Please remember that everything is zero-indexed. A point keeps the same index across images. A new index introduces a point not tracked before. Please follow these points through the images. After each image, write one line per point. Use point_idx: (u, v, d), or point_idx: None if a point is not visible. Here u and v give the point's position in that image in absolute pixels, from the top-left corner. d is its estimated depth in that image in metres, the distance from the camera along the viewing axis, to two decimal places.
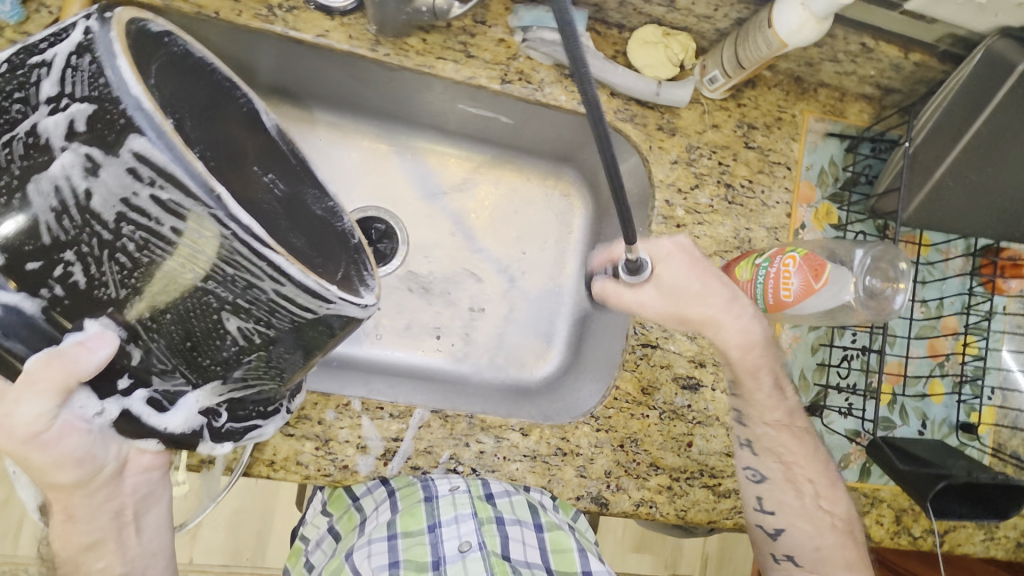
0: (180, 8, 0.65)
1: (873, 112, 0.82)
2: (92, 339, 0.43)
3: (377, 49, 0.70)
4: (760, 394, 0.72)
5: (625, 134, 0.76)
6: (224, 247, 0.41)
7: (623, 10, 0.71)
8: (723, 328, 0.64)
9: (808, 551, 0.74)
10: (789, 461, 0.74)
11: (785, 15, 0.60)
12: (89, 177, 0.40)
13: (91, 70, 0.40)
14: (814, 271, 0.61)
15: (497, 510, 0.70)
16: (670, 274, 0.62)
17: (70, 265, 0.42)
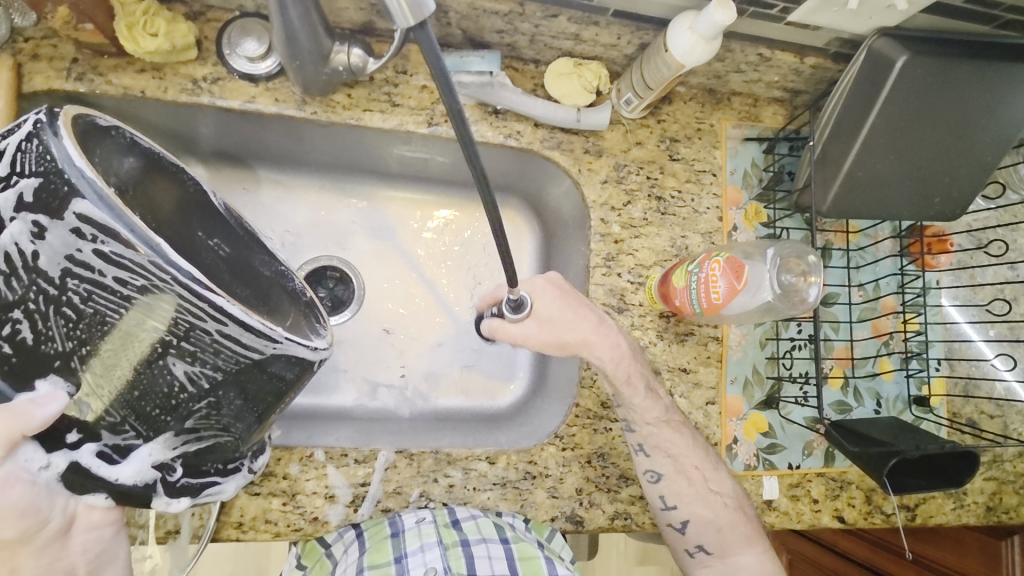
0: (107, 91, 0.67)
1: (786, 113, 0.86)
2: (43, 398, 0.45)
3: (304, 109, 0.73)
4: (637, 399, 0.74)
5: (555, 161, 0.80)
6: (168, 295, 0.45)
7: (535, 47, 0.75)
8: (595, 348, 0.72)
9: (712, 535, 0.76)
10: (676, 453, 0.75)
11: (676, 40, 0.64)
12: (36, 241, 0.43)
13: (38, 150, 0.44)
14: (736, 272, 0.64)
15: (463, 534, 0.69)
16: (548, 306, 0.71)
17: (18, 323, 0.44)
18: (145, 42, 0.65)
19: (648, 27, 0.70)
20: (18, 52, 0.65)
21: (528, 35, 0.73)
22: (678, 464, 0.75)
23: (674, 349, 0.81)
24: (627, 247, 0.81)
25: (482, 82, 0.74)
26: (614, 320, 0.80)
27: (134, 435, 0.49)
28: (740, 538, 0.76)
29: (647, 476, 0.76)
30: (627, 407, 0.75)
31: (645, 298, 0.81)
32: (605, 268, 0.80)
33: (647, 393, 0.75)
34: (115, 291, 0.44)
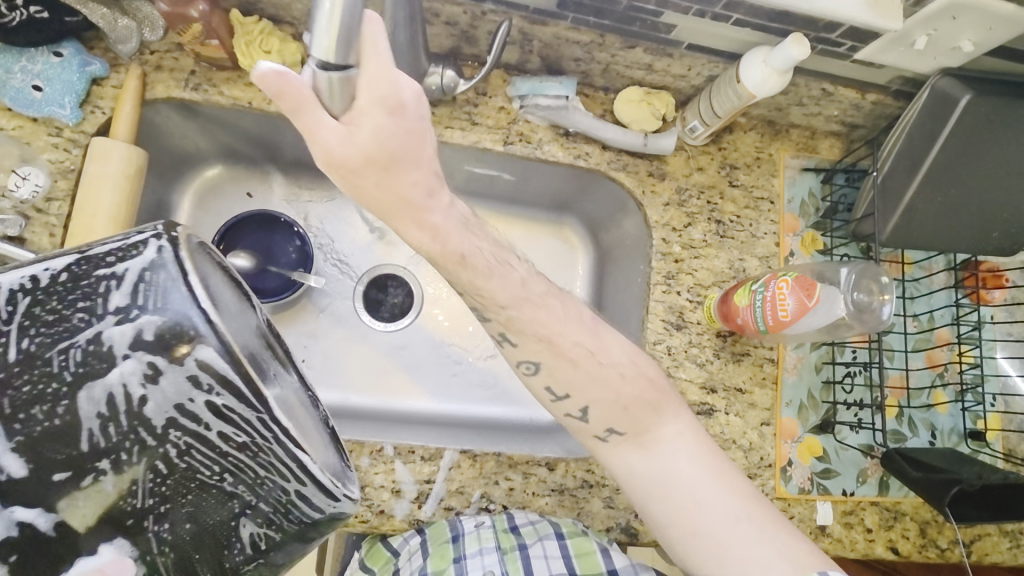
0: (217, 100, 0.74)
1: (842, 146, 0.90)
2: (110, 564, 0.39)
3: None
4: (480, 279, 0.59)
5: (620, 182, 0.84)
6: (264, 452, 0.40)
7: (608, 75, 0.80)
8: (426, 213, 0.53)
9: (618, 413, 0.66)
10: (548, 338, 0.64)
11: (750, 71, 0.68)
12: (147, 385, 0.38)
13: (165, 284, 0.38)
14: (806, 290, 0.66)
15: (521, 538, 0.70)
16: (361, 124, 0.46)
17: (102, 474, 0.38)
18: (259, 58, 0.71)
19: (719, 60, 0.75)
20: (144, 63, 0.72)
21: (603, 64, 0.77)
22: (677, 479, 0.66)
23: (731, 368, 0.83)
24: (687, 266, 0.84)
25: (558, 105, 0.79)
26: (672, 336, 0.82)
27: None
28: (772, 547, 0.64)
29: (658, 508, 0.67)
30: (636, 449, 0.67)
31: (703, 317, 0.83)
32: (665, 286, 0.83)
33: (493, 264, 0.59)
34: (212, 446, 0.39)
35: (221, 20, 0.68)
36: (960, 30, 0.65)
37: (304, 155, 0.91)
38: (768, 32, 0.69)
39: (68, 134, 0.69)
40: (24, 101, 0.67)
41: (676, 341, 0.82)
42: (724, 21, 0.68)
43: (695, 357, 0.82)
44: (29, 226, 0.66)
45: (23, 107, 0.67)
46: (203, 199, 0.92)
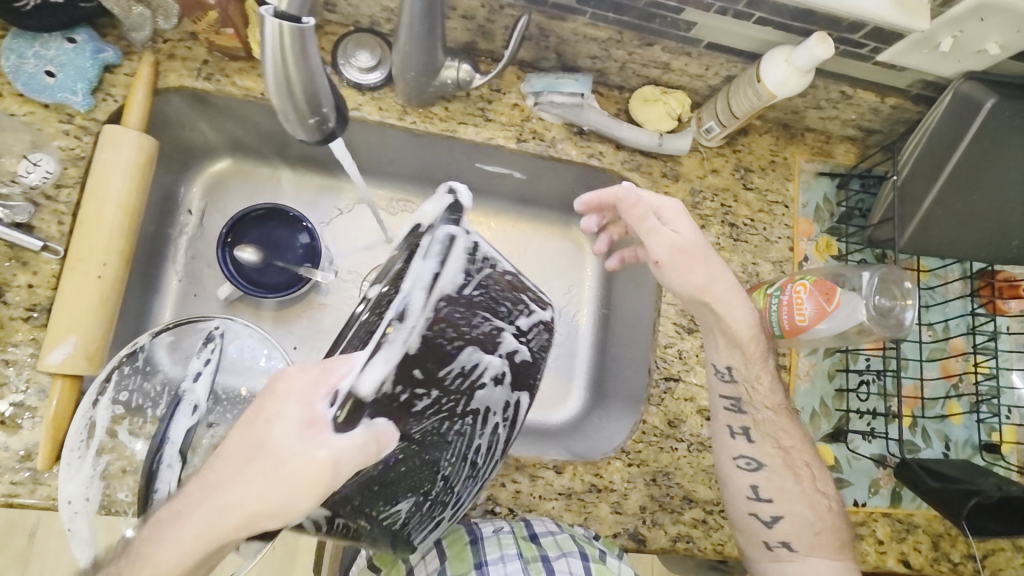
0: (230, 91, 0.73)
1: (858, 151, 0.89)
2: (382, 433, 0.45)
3: (405, 118, 0.77)
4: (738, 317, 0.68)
5: (633, 183, 0.83)
6: (482, 476, 0.67)
7: (624, 74, 0.79)
8: (730, 309, 0.68)
9: (756, 390, 0.73)
10: (716, 276, 0.67)
11: (771, 71, 0.68)
12: (493, 383, 0.60)
13: (540, 344, 0.64)
14: (825, 295, 0.64)
15: (543, 549, 0.68)
16: (663, 239, 0.66)
17: (422, 399, 0.52)
18: None
19: (738, 60, 0.74)
20: (158, 51, 0.71)
21: (620, 62, 0.77)
22: (763, 421, 0.74)
23: None
24: None
25: (573, 102, 0.78)
26: (684, 340, 0.81)
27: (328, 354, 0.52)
28: (810, 513, 0.73)
29: (736, 436, 0.74)
30: (748, 379, 0.73)
31: None
32: None
33: (750, 322, 0.69)
34: (472, 424, 0.61)
35: (237, 9, 0.67)
36: (985, 33, 0.64)
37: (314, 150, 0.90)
38: (790, 31, 0.68)
39: (79, 121, 0.68)
40: (36, 87, 0.67)
41: (688, 345, 0.81)
42: (745, 20, 0.67)
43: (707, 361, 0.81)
44: (39, 212, 0.66)
45: (35, 92, 0.67)
46: (212, 193, 0.92)
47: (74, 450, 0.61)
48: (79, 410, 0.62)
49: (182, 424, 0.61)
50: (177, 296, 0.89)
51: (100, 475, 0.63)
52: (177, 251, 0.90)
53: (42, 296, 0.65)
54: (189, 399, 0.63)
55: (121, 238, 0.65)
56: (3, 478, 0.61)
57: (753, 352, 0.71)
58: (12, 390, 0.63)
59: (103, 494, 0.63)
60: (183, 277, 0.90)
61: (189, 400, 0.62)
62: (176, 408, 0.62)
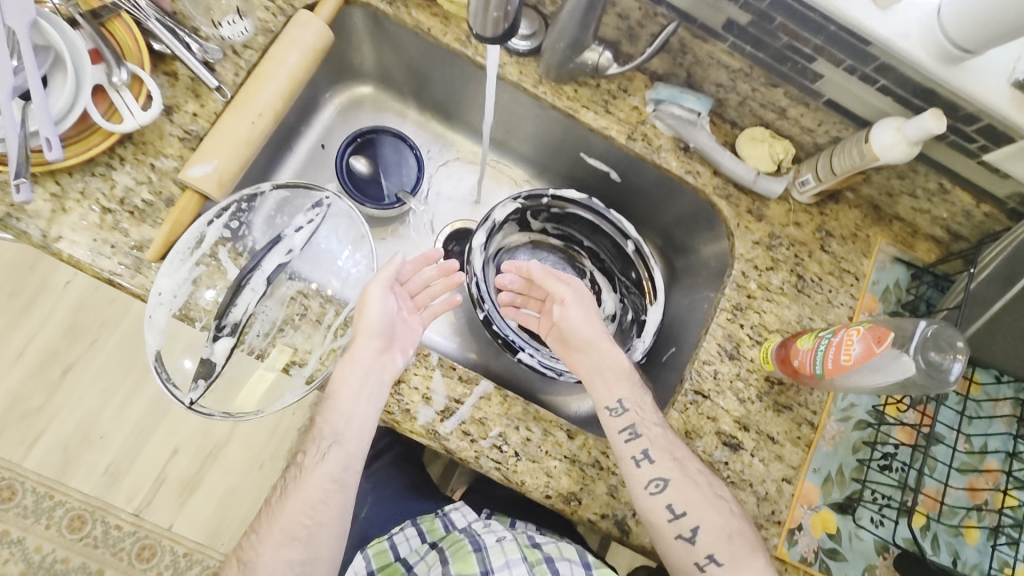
0: (404, 19, 0.84)
1: (939, 253, 0.92)
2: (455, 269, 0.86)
3: (538, 87, 0.86)
4: (646, 399, 0.80)
5: (719, 209, 0.88)
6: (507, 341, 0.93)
7: (741, 110, 0.86)
8: (605, 371, 0.83)
9: (667, 458, 0.75)
10: (606, 373, 0.83)
11: (880, 135, 0.72)
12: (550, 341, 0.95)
13: None
14: (875, 336, 0.64)
15: (546, 553, 0.78)
16: (577, 321, 0.86)
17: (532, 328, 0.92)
18: None
19: (850, 124, 0.79)
20: None
21: (742, 97, 0.83)
22: (658, 439, 0.76)
23: (769, 415, 0.83)
24: (757, 305, 0.86)
25: (689, 118, 0.85)
26: (723, 363, 0.83)
27: (585, 200, 0.96)
28: (720, 518, 0.73)
29: (640, 461, 0.75)
30: (629, 406, 0.79)
31: (758, 356, 0.84)
32: (731, 315, 0.85)
33: (629, 387, 0.81)
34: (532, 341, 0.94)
35: None
36: None
37: (444, 99, 1.01)
38: (908, 107, 0.73)
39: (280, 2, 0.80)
40: None
41: (725, 369, 0.83)
42: (870, 84, 0.73)
43: (738, 390, 0.83)
44: (222, 60, 0.77)
45: None
46: (346, 107, 1.03)
47: (179, 253, 0.70)
48: (195, 224, 0.71)
49: (275, 260, 0.77)
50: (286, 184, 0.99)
51: (191, 280, 0.71)
52: (300, 145, 1.01)
53: (200, 124, 0.75)
54: (286, 243, 0.79)
55: (278, 100, 0.75)
56: (113, 258, 0.70)
57: (613, 377, 0.82)
58: (147, 191, 0.72)
59: (187, 297, 0.71)
60: (296, 168, 1.00)
61: (286, 244, 0.79)
62: (273, 246, 0.78)
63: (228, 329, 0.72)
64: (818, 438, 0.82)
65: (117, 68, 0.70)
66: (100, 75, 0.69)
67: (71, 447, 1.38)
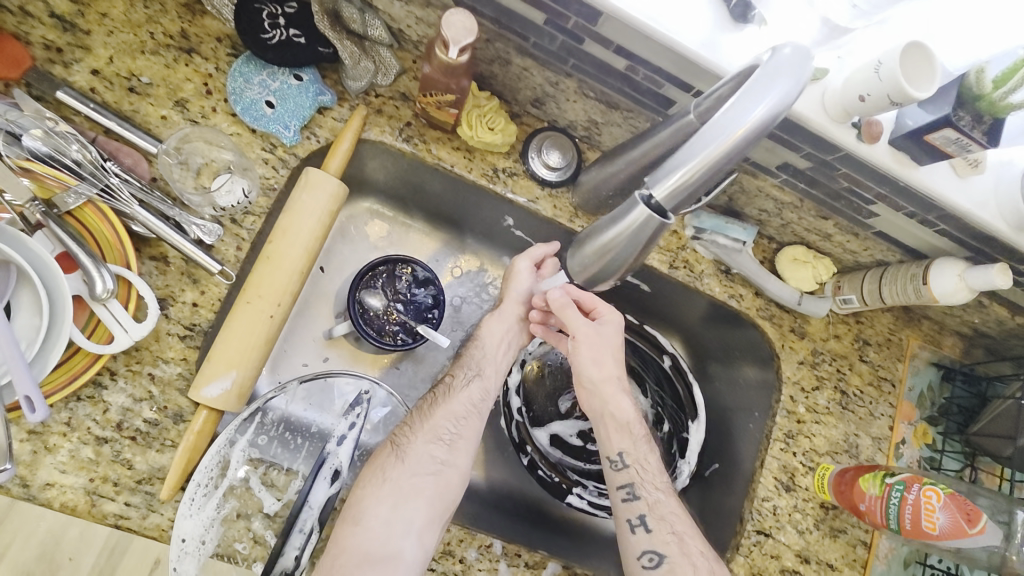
0: (423, 156, 0.74)
1: (964, 348, 0.93)
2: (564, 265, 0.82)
3: (575, 221, 0.78)
4: (652, 457, 0.75)
5: (762, 330, 0.85)
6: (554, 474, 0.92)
7: (781, 230, 0.83)
8: (611, 420, 0.74)
9: (666, 534, 0.69)
10: (615, 419, 0.74)
11: (941, 280, 0.71)
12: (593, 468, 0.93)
13: None
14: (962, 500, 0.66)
15: None
16: (590, 363, 0.74)
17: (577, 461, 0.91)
18: (482, 132, 0.71)
19: (897, 251, 0.77)
20: (368, 103, 0.72)
21: (785, 221, 0.80)
22: (657, 506, 0.71)
23: (827, 542, 0.82)
24: (807, 429, 0.84)
25: (734, 246, 0.81)
26: (781, 496, 0.82)
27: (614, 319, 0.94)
28: None
29: (637, 528, 0.70)
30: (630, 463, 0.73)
31: (812, 484, 0.83)
32: (783, 444, 0.83)
33: (635, 440, 0.74)
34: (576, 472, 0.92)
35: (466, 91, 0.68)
36: None
37: (457, 214, 0.92)
38: (963, 246, 0.71)
39: (279, 153, 0.68)
40: (253, 114, 0.67)
41: (783, 503, 0.81)
42: (928, 227, 0.70)
43: (797, 522, 0.82)
44: (222, 234, 0.65)
45: (250, 118, 0.67)
46: (344, 226, 0.92)
47: (199, 487, 0.60)
48: (214, 446, 0.62)
49: (321, 489, 0.64)
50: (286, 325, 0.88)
51: (220, 519, 0.61)
52: None
53: (203, 316, 0.64)
54: (330, 462, 0.65)
55: (296, 280, 0.65)
56: (118, 498, 0.59)
57: (626, 432, 0.74)
58: (149, 408, 0.61)
59: (218, 539, 0.61)
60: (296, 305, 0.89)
61: (331, 464, 0.65)
62: (317, 472, 0.64)
63: None
64: (874, 561, 0.82)
65: (98, 274, 0.57)
66: (79, 285, 0.57)
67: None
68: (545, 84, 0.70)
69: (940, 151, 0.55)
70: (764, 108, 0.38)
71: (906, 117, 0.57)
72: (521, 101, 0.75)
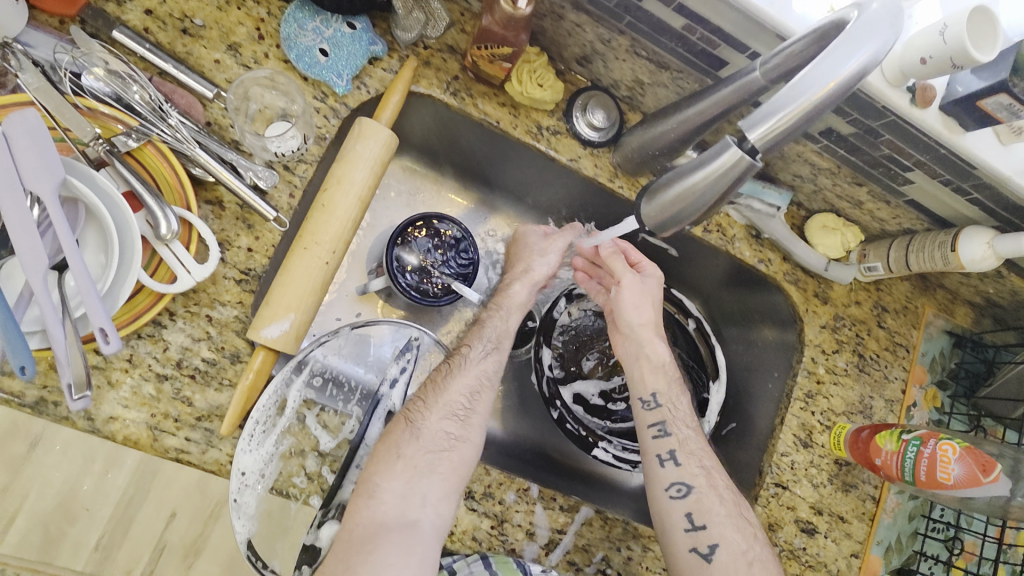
0: (470, 111, 0.74)
1: (974, 317, 0.98)
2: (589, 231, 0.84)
3: (614, 180, 0.80)
4: (681, 398, 0.78)
5: (788, 294, 0.88)
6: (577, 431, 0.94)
7: (813, 197, 0.85)
8: (645, 359, 0.79)
9: (695, 469, 0.73)
10: (649, 363, 0.79)
11: (969, 247, 0.73)
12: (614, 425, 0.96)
13: None
14: (982, 465, 0.69)
15: None
16: (631, 308, 0.80)
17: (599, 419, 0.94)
18: (531, 88, 0.73)
19: (925, 220, 0.80)
20: (417, 55, 0.72)
21: (819, 188, 0.82)
22: (686, 443, 0.74)
23: (838, 496, 0.87)
24: (826, 389, 0.88)
25: (768, 211, 0.83)
26: (799, 452, 0.86)
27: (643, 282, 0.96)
28: (741, 540, 0.69)
29: (666, 462, 0.73)
30: (663, 402, 0.77)
31: (828, 441, 0.87)
32: (803, 403, 0.87)
33: (669, 382, 0.78)
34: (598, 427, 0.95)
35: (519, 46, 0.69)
36: None
37: (492, 173, 0.93)
38: (993, 216, 0.74)
39: (331, 101, 0.69)
40: (307, 61, 0.67)
41: (801, 458, 0.85)
42: (961, 196, 0.73)
43: (813, 477, 0.86)
44: (277, 181, 0.66)
45: (303, 66, 0.67)
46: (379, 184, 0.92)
47: (257, 424, 0.62)
48: (272, 385, 0.63)
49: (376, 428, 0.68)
50: None
51: (278, 455, 0.63)
52: None
53: (257, 262, 0.64)
54: (384, 403, 0.69)
55: (348, 229, 0.66)
56: (178, 433, 0.60)
57: (660, 373, 0.78)
58: (207, 348, 0.62)
59: (275, 475, 0.63)
60: None
61: (385, 405, 0.69)
62: (373, 411, 0.68)
63: (336, 511, 0.63)
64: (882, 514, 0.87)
65: (164, 216, 0.57)
66: (144, 226, 0.57)
67: (51, 527, 0.77)
68: (596, 42, 0.71)
69: (990, 117, 0.58)
70: (860, 60, 0.41)
71: (956, 84, 0.59)
72: (567, 58, 0.76)
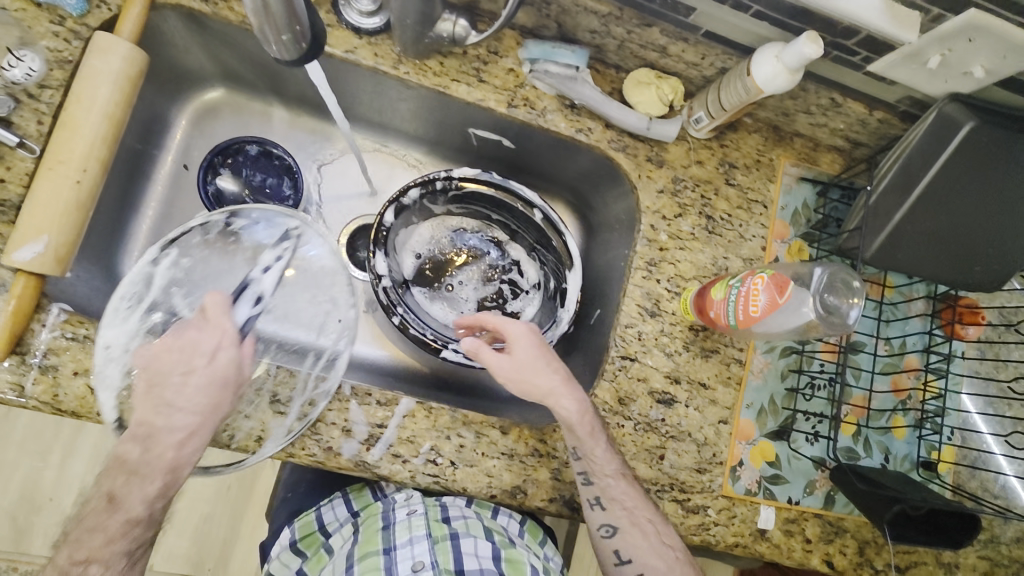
0: (225, 16, 0.75)
1: (843, 162, 0.90)
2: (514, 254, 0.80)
3: (399, 66, 0.77)
4: (599, 449, 0.73)
5: (617, 162, 0.84)
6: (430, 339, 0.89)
7: (621, 53, 0.80)
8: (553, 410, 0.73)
9: (621, 510, 0.74)
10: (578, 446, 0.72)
11: (762, 67, 0.68)
12: None
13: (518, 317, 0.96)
14: (779, 287, 0.66)
15: (452, 528, 0.76)
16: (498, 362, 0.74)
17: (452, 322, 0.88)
18: None
19: (733, 53, 0.75)
20: None
21: (618, 40, 0.77)
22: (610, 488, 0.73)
23: (697, 362, 0.83)
24: (671, 256, 0.84)
25: (568, 74, 0.79)
26: (645, 322, 0.82)
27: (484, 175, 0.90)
28: (663, 564, 0.73)
29: (592, 506, 0.74)
30: (585, 455, 0.73)
31: (678, 308, 0.83)
32: (646, 272, 0.83)
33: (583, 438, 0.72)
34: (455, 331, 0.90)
35: None
36: (976, 54, 0.68)
37: (306, 92, 0.90)
38: (787, 29, 0.70)
39: (71, 24, 0.68)
40: None
41: (648, 328, 0.82)
42: (743, 11, 0.68)
43: (664, 346, 0.83)
44: (19, 108, 0.66)
45: None
46: (199, 122, 0.91)
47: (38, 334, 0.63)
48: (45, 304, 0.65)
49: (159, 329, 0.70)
50: (151, 220, 0.87)
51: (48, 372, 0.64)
52: (158, 172, 0.88)
53: (13, 192, 0.65)
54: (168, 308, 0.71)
55: (102, 147, 0.67)
56: None
57: (581, 439, 0.72)
58: None
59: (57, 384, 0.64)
60: (162, 199, 0.88)
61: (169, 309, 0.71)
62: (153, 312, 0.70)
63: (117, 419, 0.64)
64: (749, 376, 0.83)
65: None
66: None
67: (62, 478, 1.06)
68: None
69: None
70: None
71: None
72: None
